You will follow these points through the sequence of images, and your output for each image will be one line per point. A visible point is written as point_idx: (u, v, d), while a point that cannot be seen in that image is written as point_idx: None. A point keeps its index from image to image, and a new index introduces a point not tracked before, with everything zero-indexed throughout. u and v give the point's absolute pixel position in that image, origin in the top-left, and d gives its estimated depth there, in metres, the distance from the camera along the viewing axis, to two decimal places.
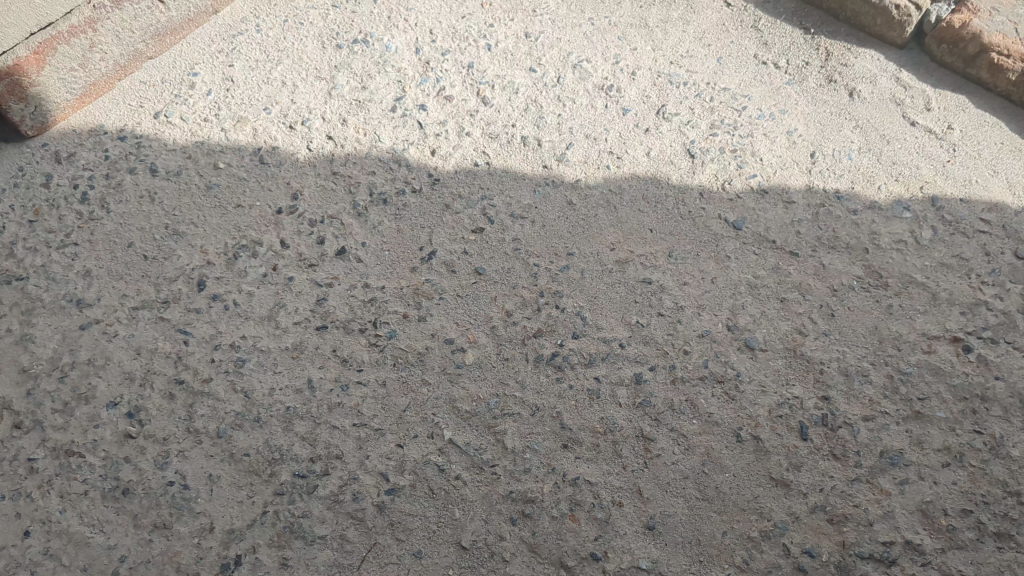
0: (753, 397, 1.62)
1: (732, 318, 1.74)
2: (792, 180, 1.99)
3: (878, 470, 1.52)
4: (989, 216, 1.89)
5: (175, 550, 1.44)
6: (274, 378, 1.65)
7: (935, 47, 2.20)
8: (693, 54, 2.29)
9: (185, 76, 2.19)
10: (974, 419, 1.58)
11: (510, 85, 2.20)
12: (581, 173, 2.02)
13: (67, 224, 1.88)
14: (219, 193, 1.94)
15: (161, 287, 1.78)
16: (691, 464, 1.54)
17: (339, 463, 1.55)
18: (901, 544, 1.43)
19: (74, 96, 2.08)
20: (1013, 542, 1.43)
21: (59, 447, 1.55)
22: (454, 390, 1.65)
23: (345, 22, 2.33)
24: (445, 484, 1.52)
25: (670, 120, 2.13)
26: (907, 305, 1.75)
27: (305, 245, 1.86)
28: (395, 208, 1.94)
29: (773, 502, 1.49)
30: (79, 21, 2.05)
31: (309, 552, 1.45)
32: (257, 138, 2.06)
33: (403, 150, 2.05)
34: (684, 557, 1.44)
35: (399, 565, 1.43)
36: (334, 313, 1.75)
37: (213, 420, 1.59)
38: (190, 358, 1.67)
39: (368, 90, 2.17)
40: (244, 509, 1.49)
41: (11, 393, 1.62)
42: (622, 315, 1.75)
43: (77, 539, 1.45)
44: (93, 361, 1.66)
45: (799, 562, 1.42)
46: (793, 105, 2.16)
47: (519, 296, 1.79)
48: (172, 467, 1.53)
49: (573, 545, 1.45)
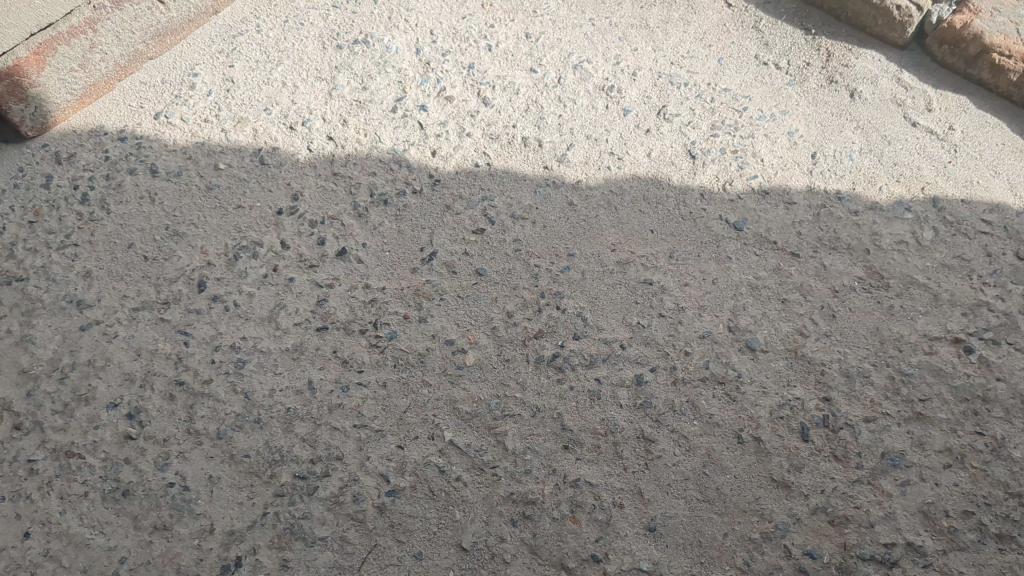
0: (754, 398, 1.62)
1: (733, 319, 1.74)
2: (793, 180, 1.99)
3: (879, 471, 1.51)
4: (990, 217, 1.89)
5: (175, 551, 1.44)
6: (275, 378, 1.65)
7: (936, 47, 2.20)
8: (693, 54, 2.29)
9: (185, 76, 2.19)
10: (975, 420, 1.58)
11: (510, 86, 2.20)
12: (582, 174, 2.02)
13: (67, 224, 1.88)
14: (220, 194, 1.94)
15: (162, 287, 1.78)
16: (692, 465, 1.54)
17: (340, 464, 1.55)
18: (903, 545, 1.43)
19: (74, 97, 2.08)
20: (1015, 544, 1.43)
21: (59, 448, 1.55)
22: (455, 391, 1.64)
23: (345, 23, 2.33)
24: (446, 485, 1.52)
25: (671, 120, 2.13)
26: (908, 306, 1.74)
27: (306, 246, 1.86)
28: (396, 208, 1.93)
29: (775, 503, 1.49)
30: (79, 22, 2.05)
31: (309, 553, 1.44)
32: (258, 138, 2.06)
33: (404, 150, 2.05)
34: (685, 559, 1.43)
35: (400, 566, 1.43)
36: (334, 314, 1.75)
37: (213, 421, 1.59)
38: (190, 358, 1.67)
39: (369, 91, 2.16)
40: (244, 510, 1.49)
41: (11, 394, 1.62)
42: (623, 316, 1.75)
43: (76, 540, 1.45)
44: (93, 361, 1.66)
45: (801, 564, 1.42)
46: (794, 106, 2.15)
47: (520, 297, 1.79)
48: (172, 468, 1.53)
49: (574, 546, 1.45)
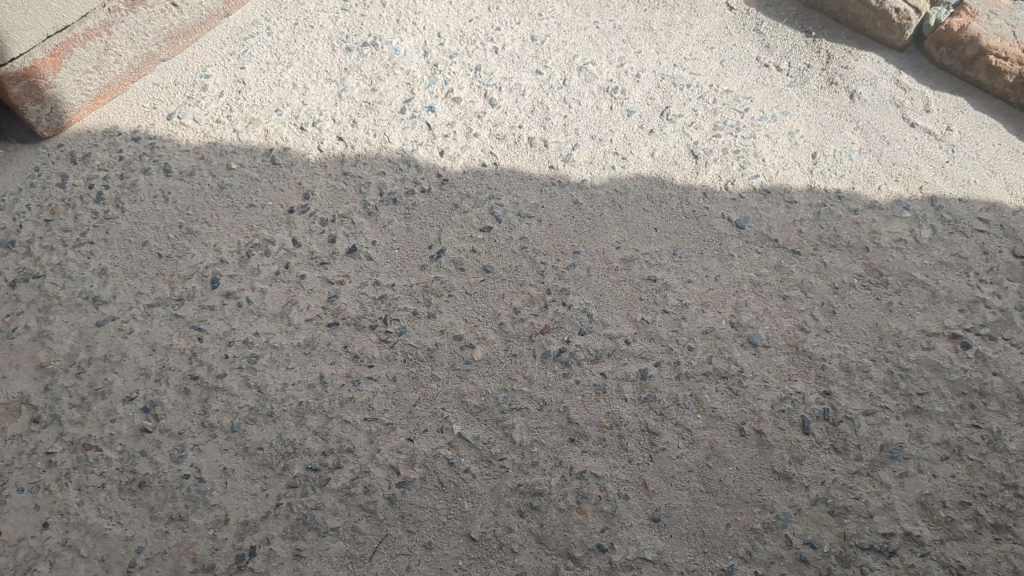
0: (756, 392, 1.66)
1: (735, 316, 1.77)
2: (794, 180, 2.03)
3: (878, 463, 1.55)
4: (987, 215, 1.93)
5: (191, 541, 1.48)
6: (287, 373, 1.69)
7: (934, 50, 2.24)
8: (696, 56, 2.33)
9: (197, 78, 2.23)
10: (972, 414, 1.61)
11: (516, 87, 2.24)
12: (587, 173, 2.05)
13: (83, 223, 1.91)
14: (232, 193, 1.98)
15: (176, 285, 1.81)
16: (696, 457, 1.58)
17: (351, 456, 1.58)
18: (900, 535, 1.47)
19: (89, 98, 2.12)
20: (1010, 533, 1.47)
21: (77, 441, 1.59)
22: (463, 385, 1.68)
23: (354, 26, 2.37)
24: (455, 477, 1.56)
25: (674, 121, 2.17)
26: (907, 303, 1.78)
27: (317, 244, 1.90)
28: (405, 207, 1.97)
29: (776, 494, 1.52)
30: (94, 24, 2.08)
31: (322, 543, 1.48)
32: (269, 138, 2.10)
33: (413, 151, 2.09)
34: (689, 548, 1.47)
35: (410, 556, 1.47)
36: (344, 310, 1.79)
37: (227, 415, 1.63)
38: (204, 354, 1.71)
39: (378, 93, 2.20)
40: (258, 501, 1.53)
41: (29, 388, 1.65)
42: (627, 312, 1.79)
43: (94, 530, 1.48)
44: (109, 356, 1.70)
45: (801, 553, 1.46)
46: (795, 107, 2.19)
47: (526, 294, 1.83)
48: (187, 460, 1.57)
49: (579, 536, 1.49)
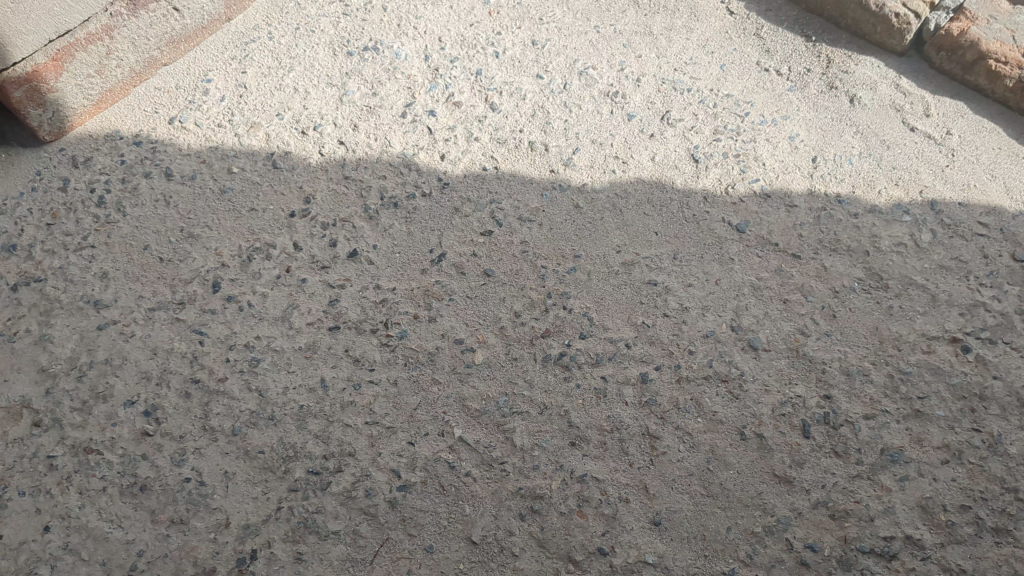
0: (757, 395, 1.66)
1: (736, 319, 1.77)
2: (794, 184, 2.03)
3: (879, 467, 1.55)
4: (987, 219, 1.93)
5: (192, 544, 1.48)
6: (288, 377, 1.69)
7: (934, 54, 2.25)
8: (696, 60, 2.33)
9: (199, 82, 2.24)
10: (972, 418, 1.61)
11: (517, 91, 2.24)
12: (588, 177, 2.06)
13: (84, 226, 1.92)
14: (234, 196, 1.99)
15: (177, 288, 1.82)
16: (697, 460, 1.58)
17: (352, 460, 1.58)
18: (901, 539, 1.47)
19: (91, 102, 2.13)
20: (1011, 536, 1.47)
21: (78, 445, 1.59)
22: (464, 389, 1.68)
23: (355, 30, 2.38)
24: (456, 481, 1.56)
25: (674, 126, 2.17)
26: (907, 306, 1.78)
27: (317, 247, 1.90)
28: (406, 211, 1.98)
29: (777, 498, 1.52)
30: (96, 29, 2.09)
31: (322, 547, 1.48)
32: (270, 142, 2.10)
33: (414, 155, 2.09)
34: (690, 552, 1.47)
35: (411, 560, 1.47)
36: (346, 313, 1.79)
37: (228, 418, 1.63)
38: (205, 357, 1.71)
39: (379, 97, 2.21)
40: (259, 504, 1.53)
41: (31, 392, 1.65)
42: (627, 315, 1.79)
43: (95, 534, 1.49)
44: (110, 360, 1.70)
45: (802, 557, 1.46)
46: (795, 111, 2.20)
47: (527, 297, 1.83)
48: (189, 464, 1.57)
49: (580, 540, 1.49)
